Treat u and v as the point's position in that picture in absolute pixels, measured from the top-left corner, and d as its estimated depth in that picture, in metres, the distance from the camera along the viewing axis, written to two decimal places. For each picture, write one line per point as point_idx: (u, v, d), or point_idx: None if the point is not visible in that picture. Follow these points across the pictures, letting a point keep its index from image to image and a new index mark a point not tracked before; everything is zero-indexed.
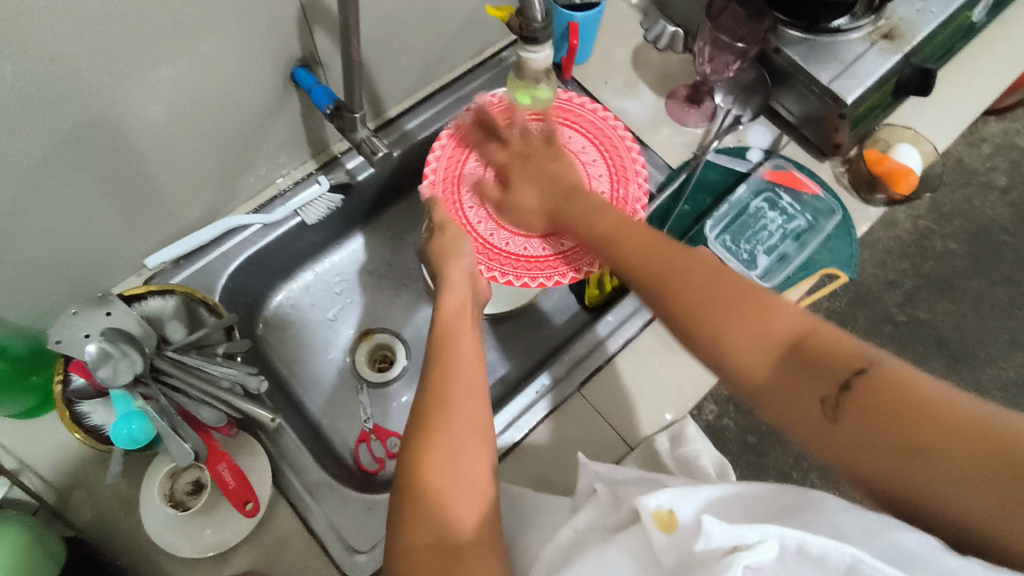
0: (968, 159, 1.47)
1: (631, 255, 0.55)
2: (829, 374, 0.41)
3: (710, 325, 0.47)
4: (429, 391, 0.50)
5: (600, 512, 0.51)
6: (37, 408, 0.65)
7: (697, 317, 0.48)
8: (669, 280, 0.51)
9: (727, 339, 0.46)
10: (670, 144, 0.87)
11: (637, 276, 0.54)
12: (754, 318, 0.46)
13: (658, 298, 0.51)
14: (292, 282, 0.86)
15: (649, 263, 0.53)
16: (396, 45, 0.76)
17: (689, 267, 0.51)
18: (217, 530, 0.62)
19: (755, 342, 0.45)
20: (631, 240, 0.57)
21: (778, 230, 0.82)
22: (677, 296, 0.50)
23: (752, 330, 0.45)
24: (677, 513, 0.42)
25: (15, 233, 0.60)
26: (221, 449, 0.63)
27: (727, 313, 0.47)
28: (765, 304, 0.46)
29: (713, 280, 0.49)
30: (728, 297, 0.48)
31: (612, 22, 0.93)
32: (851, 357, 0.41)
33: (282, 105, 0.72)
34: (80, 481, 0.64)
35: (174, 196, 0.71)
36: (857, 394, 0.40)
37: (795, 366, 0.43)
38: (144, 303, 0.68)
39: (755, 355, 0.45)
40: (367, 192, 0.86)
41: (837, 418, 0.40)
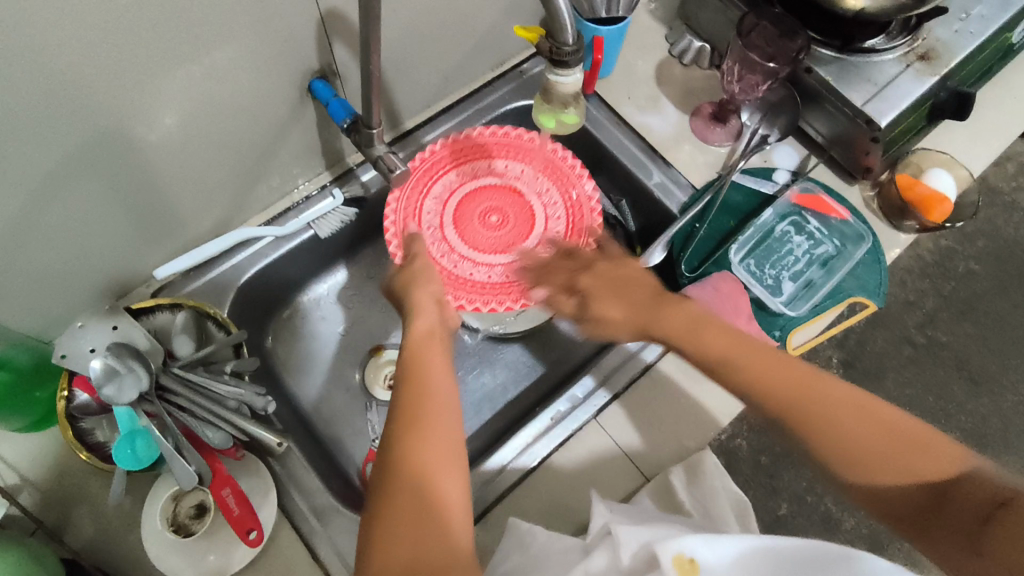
0: (993, 178, 1.43)
1: (753, 391, 0.55)
2: (974, 502, 0.47)
3: (883, 472, 0.50)
4: (406, 409, 0.49)
5: (612, 555, 0.50)
6: (40, 423, 0.64)
7: (857, 474, 0.51)
8: (830, 436, 0.51)
9: (875, 475, 0.50)
10: (693, 163, 0.85)
11: (787, 402, 0.53)
12: (907, 451, 0.50)
13: (837, 447, 0.51)
14: (302, 294, 0.85)
15: (789, 392, 0.53)
16: (415, 57, 0.74)
17: (819, 395, 0.53)
18: (220, 554, 0.60)
19: (900, 473, 0.50)
20: (766, 368, 0.55)
21: (804, 255, 0.80)
22: (843, 450, 0.51)
23: (905, 468, 0.50)
24: (696, 560, 0.44)
25: (22, 245, 0.59)
26: (226, 473, 0.61)
27: (890, 454, 0.50)
28: (885, 420, 0.51)
29: (862, 431, 0.51)
30: (868, 419, 0.51)
31: (635, 36, 0.91)
32: (999, 489, 0.47)
33: (298, 116, 0.70)
34: (81, 500, 0.63)
35: (184, 208, 0.70)
36: (1001, 525, 0.45)
37: (932, 503, 0.49)
38: (152, 317, 0.67)
39: (896, 483, 0.50)
40: (382, 205, 0.84)
41: (983, 552, 0.46)
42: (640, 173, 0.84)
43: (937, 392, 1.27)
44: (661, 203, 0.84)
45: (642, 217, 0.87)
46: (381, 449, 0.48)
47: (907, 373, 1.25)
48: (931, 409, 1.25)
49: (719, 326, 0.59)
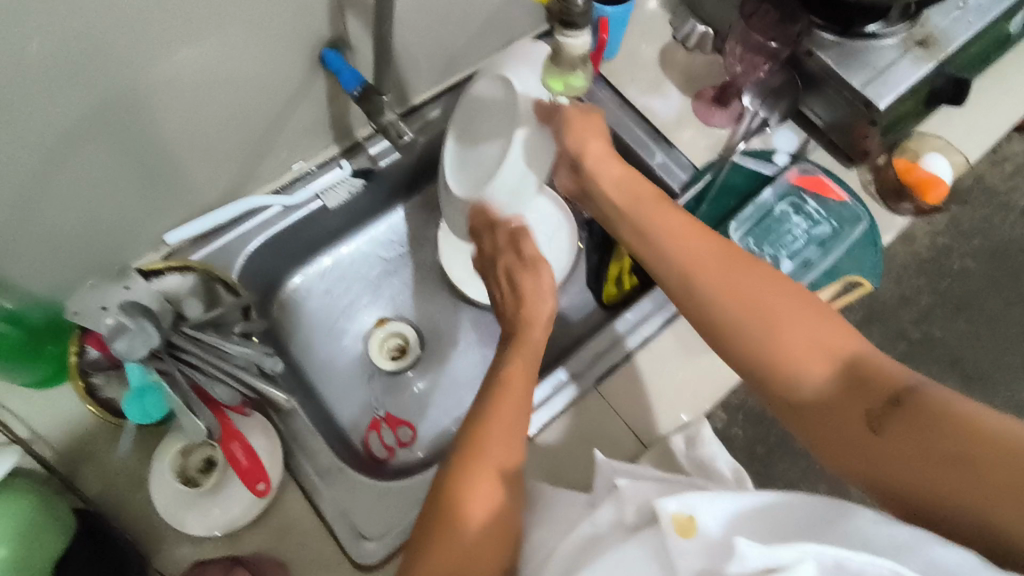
0: (990, 178, 1.45)
1: (678, 252, 0.54)
2: (879, 390, 0.45)
3: (772, 341, 0.48)
4: (483, 431, 0.49)
5: (618, 510, 0.50)
6: (50, 378, 0.65)
7: (768, 345, 0.48)
8: (739, 307, 0.50)
9: (786, 357, 0.48)
10: (695, 145, 0.86)
11: (696, 270, 0.53)
12: (814, 330, 0.48)
13: (737, 331, 0.50)
14: (308, 266, 0.86)
15: (715, 271, 0.52)
16: (425, 33, 0.76)
17: (748, 272, 0.51)
18: (225, 509, 0.61)
19: (813, 353, 0.47)
20: (697, 238, 0.54)
21: (802, 236, 0.81)
22: (750, 318, 0.49)
23: (819, 348, 0.47)
24: (695, 520, 0.42)
25: (39, 202, 0.60)
26: (236, 428, 0.63)
27: (795, 334, 0.48)
28: (807, 311, 0.48)
29: (776, 305, 0.49)
30: (801, 303, 0.49)
31: (640, 21, 0.92)
32: (899, 377, 0.45)
33: (309, 87, 0.72)
34: (90, 454, 0.64)
35: (196, 175, 0.71)
36: (904, 412, 0.43)
37: (845, 388, 0.46)
38: (162, 279, 0.68)
39: (812, 367, 0.47)
40: (388, 180, 0.85)
41: (880, 431, 0.43)
42: (642, 153, 0.86)
43: None
44: (663, 183, 0.85)
45: None
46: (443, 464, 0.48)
47: None
48: None
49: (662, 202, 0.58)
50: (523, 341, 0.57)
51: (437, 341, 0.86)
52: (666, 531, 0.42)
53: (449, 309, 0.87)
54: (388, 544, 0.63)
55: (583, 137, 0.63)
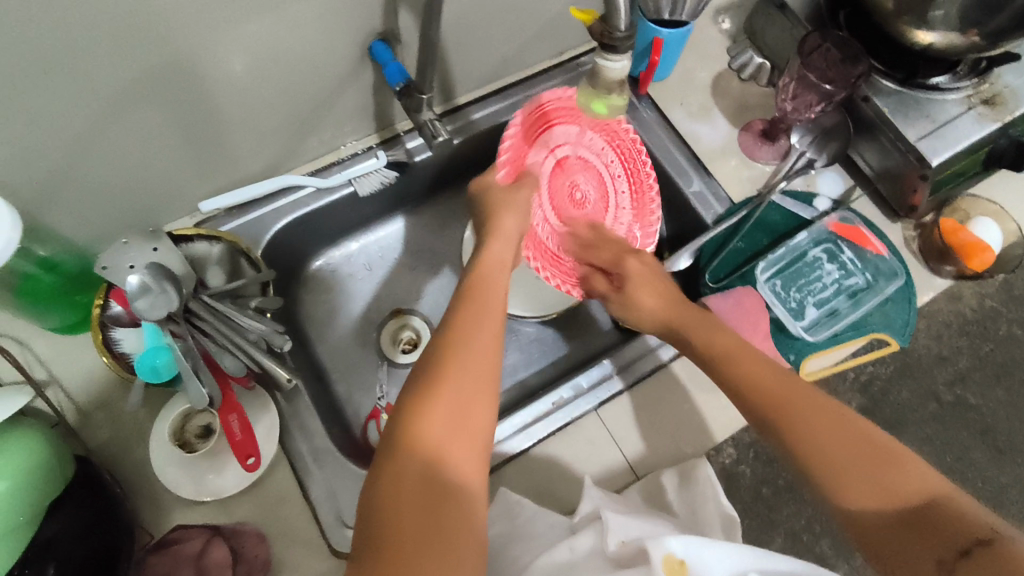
0: None
1: (758, 397, 0.55)
2: (959, 538, 0.42)
3: (830, 471, 0.49)
4: (402, 468, 0.43)
5: (598, 539, 0.52)
6: (76, 326, 0.68)
7: (823, 478, 0.49)
8: (796, 435, 0.51)
9: (847, 490, 0.48)
10: (736, 176, 0.84)
11: (757, 404, 0.55)
12: (882, 466, 0.47)
13: (819, 455, 0.49)
14: (335, 249, 0.87)
15: (771, 393, 0.55)
16: (477, 34, 0.76)
17: (797, 412, 0.52)
18: (218, 476, 0.63)
19: (875, 487, 0.47)
20: (754, 371, 0.57)
21: (832, 284, 0.79)
22: (807, 449, 0.50)
23: (879, 484, 0.47)
24: (687, 564, 0.46)
25: (83, 160, 0.62)
26: (235, 401, 0.64)
27: (850, 467, 0.48)
28: (855, 439, 0.49)
29: (830, 448, 0.49)
30: (843, 430, 0.50)
31: (698, 43, 0.91)
32: (971, 529, 0.42)
33: (357, 75, 0.72)
34: (101, 404, 0.66)
35: (237, 150, 0.73)
36: (977, 564, 0.40)
37: (911, 527, 0.44)
38: (191, 245, 0.70)
39: (869, 499, 0.47)
40: (423, 173, 0.86)
41: None
42: (679, 178, 0.84)
43: None
44: (696, 212, 0.83)
45: (676, 223, 0.87)
46: (371, 479, 0.44)
47: None
48: None
49: (718, 322, 0.64)
50: (462, 338, 0.50)
51: None
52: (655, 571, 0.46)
53: None
54: None
55: (650, 290, 0.71)
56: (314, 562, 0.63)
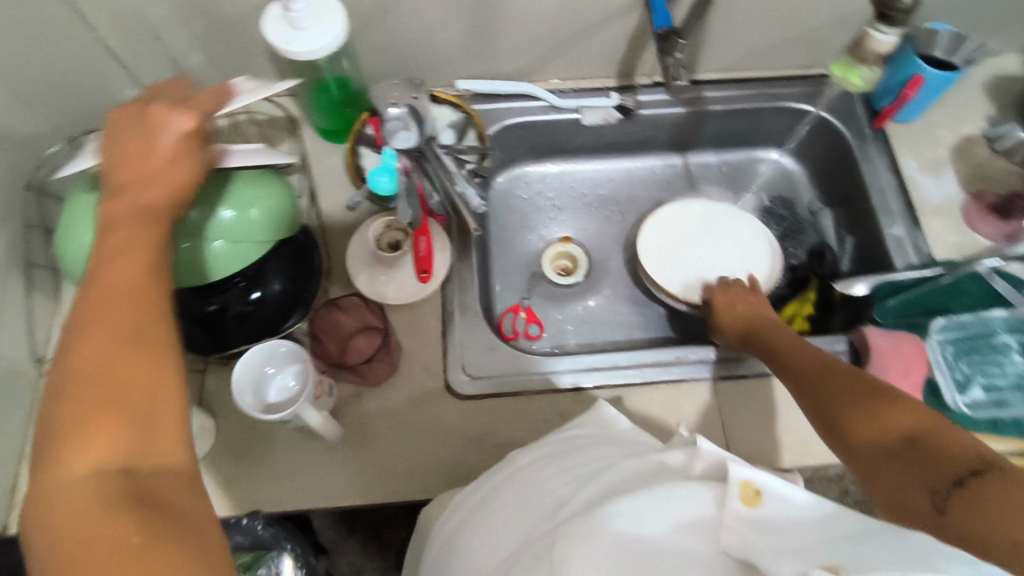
0: None
1: (788, 361, 0.65)
2: (940, 464, 0.44)
3: (842, 411, 0.54)
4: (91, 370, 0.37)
5: (687, 458, 0.52)
6: (333, 135, 0.83)
7: (837, 424, 0.53)
8: (815, 386, 0.59)
9: (861, 427, 0.51)
10: (945, 238, 0.81)
11: (805, 373, 0.61)
12: (880, 412, 0.50)
13: (823, 402, 0.56)
14: (537, 165, 0.97)
15: (811, 368, 0.61)
16: (744, 16, 0.81)
17: (831, 374, 0.59)
18: (390, 283, 0.75)
19: (874, 422, 0.50)
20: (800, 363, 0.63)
21: (1013, 374, 0.73)
22: (823, 394, 0.57)
23: (876, 420, 0.50)
24: (762, 493, 0.44)
25: (396, 9, 0.76)
26: (427, 228, 0.75)
27: (853, 407, 0.53)
28: (858, 387, 0.55)
29: (849, 399, 0.54)
30: (854, 389, 0.55)
31: (957, 101, 0.88)
32: (964, 458, 0.43)
33: (624, 17, 0.80)
34: (327, 199, 0.81)
35: (502, 46, 0.84)
36: (965, 484, 0.41)
37: (904, 459, 0.46)
38: (439, 107, 0.83)
39: (876, 437, 0.49)
40: (640, 128, 0.92)
41: (940, 508, 0.41)
42: (884, 217, 0.82)
43: None
44: (889, 254, 0.81)
45: (862, 260, 0.85)
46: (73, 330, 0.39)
47: None
48: None
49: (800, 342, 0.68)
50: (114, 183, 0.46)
51: (602, 279, 0.92)
52: (730, 494, 0.44)
53: (627, 261, 0.93)
54: (478, 386, 0.73)
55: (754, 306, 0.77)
56: (429, 385, 0.73)
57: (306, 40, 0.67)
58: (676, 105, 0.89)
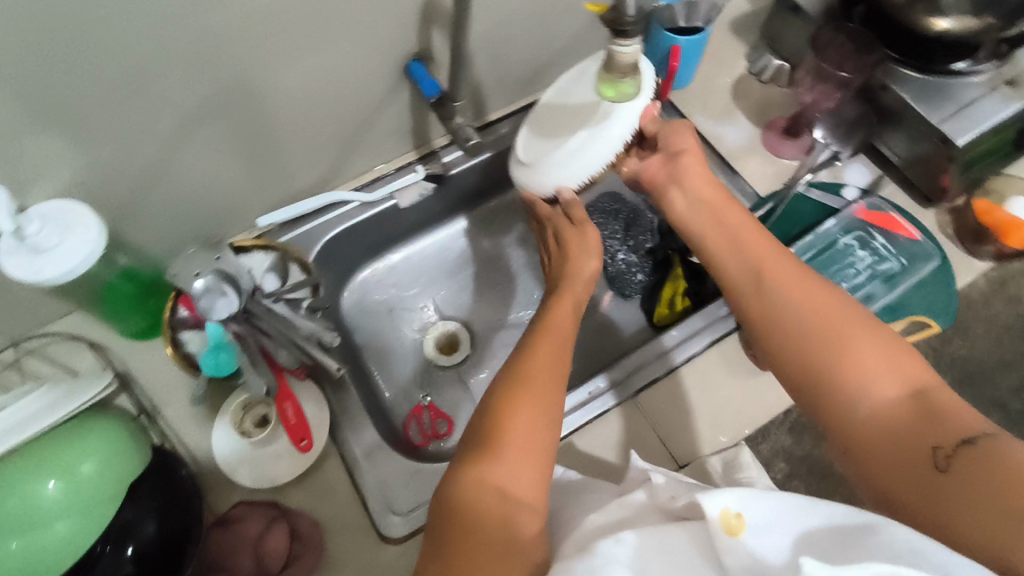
0: None
1: (758, 262, 0.55)
2: (944, 430, 0.43)
3: (833, 344, 0.48)
4: None
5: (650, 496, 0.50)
6: (148, 331, 0.74)
7: (839, 355, 0.48)
8: (795, 305, 0.51)
9: (859, 368, 0.47)
10: (762, 173, 0.86)
11: (777, 279, 0.53)
12: (894, 359, 0.47)
13: (801, 333, 0.50)
14: (379, 261, 0.92)
15: (790, 275, 0.53)
16: (504, 52, 0.82)
17: (816, 289, 0.52)
18: (278, 463, 0.67)
19: (883, 368, 0.46)
20: (773, 266, 0.54)
21: (865, 270, 0.78)
22: (809, 318, 0.50)
23: (887, 364, 0.47)
24: (744, 519, 0.39)
25: (157, 177, 0.69)
26: (290, 390, 0.69)
27: (847, 340, 0.48)
28: (851, 316, 0.49)
29: (863, 336, 0.48)
30: (850, 317, 0.49)
31: (717, 51, 0.94)
32: (973, 424, 0.43)
33: (394, 94, 0.78)
34: (171, 401, 0.72)
35: (287, 166, 0.79)
36: (967, 458, 0.41)
37: (916, 416, 0.44)
38: (248, 255, 0.75)
39: (881, 383, 0.46)
40: (460, 187, 0.90)
41: (946, 470, 0.41)
42: None
43: None
44: None
45: None
46: None
47: None
48: None
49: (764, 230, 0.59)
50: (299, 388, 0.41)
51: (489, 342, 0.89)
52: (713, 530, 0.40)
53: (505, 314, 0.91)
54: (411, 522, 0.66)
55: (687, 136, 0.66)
56: (363, 546, 0.66)
57: (62, 257, 0.58)
58: (481, 152, 0.87)
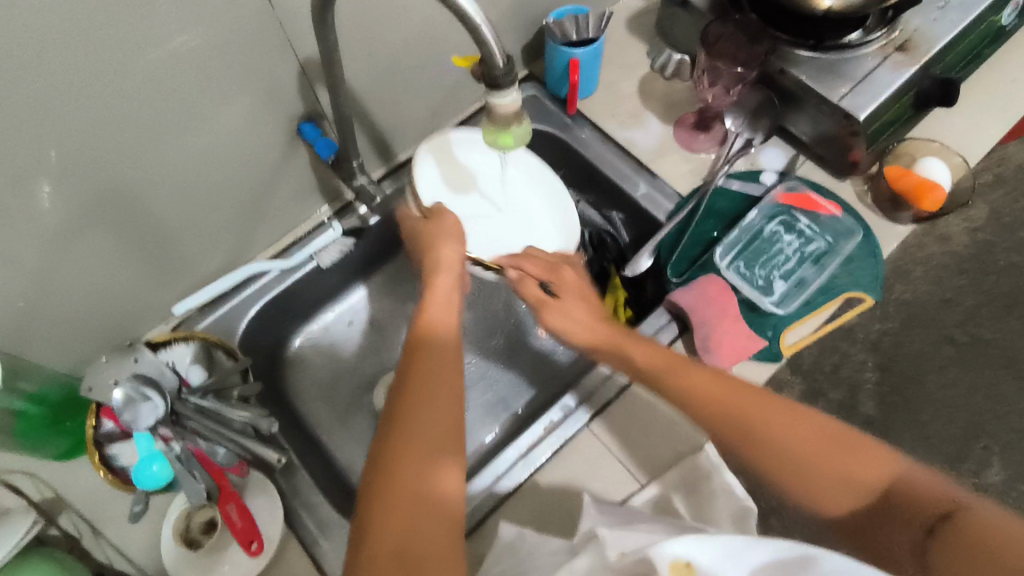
0: (1011, 176, 1.43)
1: (692, 399, 0.58)
2: (915, 519, 0.48)
3: (801, 468, 0.52)
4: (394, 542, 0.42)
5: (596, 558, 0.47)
6: (73, 451, 0.70)
7: (809, 484, 0.52)
8: (756, 438, 0.54)
9: (824, 484, 0.52)
10: (679, 171, 0.86)
11: (718, 406, 0.57)
12: (846, 463, 0.51)
13: (773, 460, 0.53)
14: (312, 323, 0.90)
15: (729, 399, 0.57)
16: (399, 94, 0.79)
17: (761, 412, 0.55)
18: (233, 566, 0.64)
19: (845, 479, 0.51)
20: (712, 398, 0.58)
21: (795, 253, 0.79)
22: (767, 453, 0.53)
23: (847, 476, 0.51)
24: (694, 565, 0.41)
25: (46, 293, 0.64)
26: (231, 489, 0.65)
27: (816, 459, 0.52)
28: (800, 429, 0.53)
29: (818, 452, 0.52)
30: (800, 426, 0.53)
31: (617, 54, 0.94)
32: (940, 500, 0.48)
33: (292, 156, 0.75)
34: (110, 519, 0.68)
35: (193, 247, 0.75)
36: (943, 539, 0.46)
37: (879, 509, 0.50)
38: (168, 350, 0.72)
39: (845, 497, 0.51)
40: (380, 234, 0.88)
41: (929, 562, 0.46)
42: (625, 185, 0.86)
43: (986, 392, 1.26)
44: (648, 214, 0.85)
45: (633, 228, 0.88)
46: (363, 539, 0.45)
47: (949, 375, 1.25)
48: (975, 409, 1.24)
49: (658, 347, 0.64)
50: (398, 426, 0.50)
51: None
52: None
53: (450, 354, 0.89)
54: None
55: (547, 271, 0.73)
56: None
57: None
58: (396, 197, 0.85)
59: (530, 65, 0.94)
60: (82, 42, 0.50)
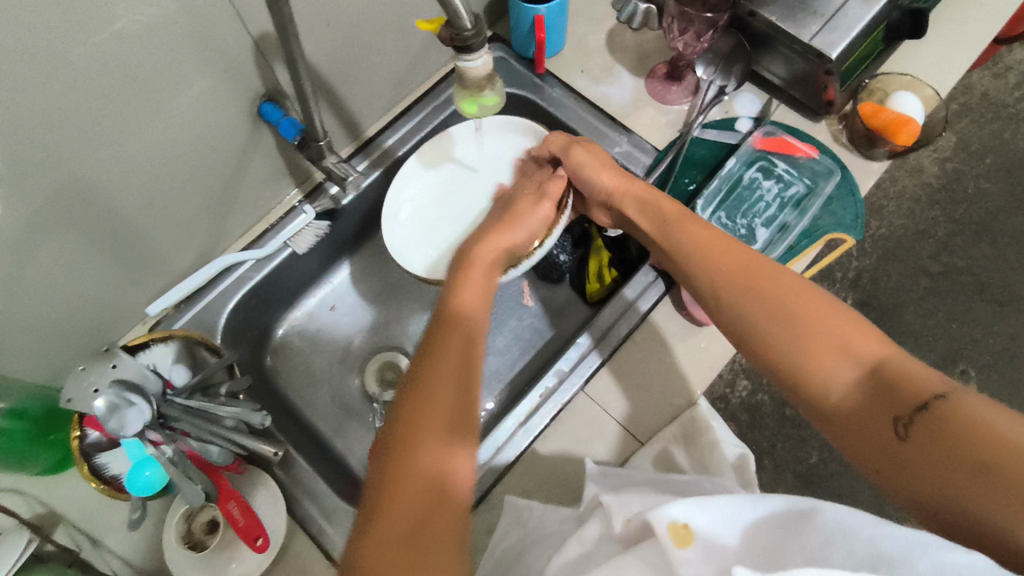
0: (977, 103, 1.44)
1: (697, 259, 0.56)
2: (903, 398, 0.43)
3: (789, 329, 0.49)
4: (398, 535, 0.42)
5: (605, 524, 0.49)
6: (61, 463, 0.67)
7: (796, 345, 0.48)
8: (754, 297, 0.51)
9: (810, 348, 0.48)
10: (654, 125, 0.84)
11: (723, 267, 0.54)
12: (845, 337, 0.47)
13: (763, 319, 0.50)
14: (295, 310, 0.89)
15: (734, 264, 0.54)
16: (361, 66, 0.76)
17: (769, 277, 0.52)
18: (242, 562, 0.63)
19: (836, 350, 0.47)
20: (722, 257, 0.55)
21: (774, 200, 0.79)
22: (760, 309, 0.50)
23: (841, 347, 0.47)
24: (693, 527, 0.40)
25: (13, 305, 0.61)
26: (230, 488, 0.64)
27: (812, 323, 0.48)
28: (805, 300, 0.49)
29: (821, 324, 0.48)
30: (804, 295, 0.50)
31: (582, 6, 0.91)
32: (932, 385, 0.43)
33: (255, 140, 0.72)
34: (110, 527, 0.67)
35: (163, 242, 0.72)
36: (927, 419, 0.41)
37: (872, 390, 0.45)
38: (147, 352, 0.68)
39: (833, 367, 0.46)
40: (355, 213, 0.85)
41: (905, 439, 0.42)
42: (604, 143, 0.84)
43: (961, 319, 1.29)
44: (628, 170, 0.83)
45: None
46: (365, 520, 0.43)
47: (926, 304, 1.28)
48: (953, 336, 1.27)
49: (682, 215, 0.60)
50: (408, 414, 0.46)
51: None
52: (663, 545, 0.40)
53: None
54: None
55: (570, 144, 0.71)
56: None
57: None
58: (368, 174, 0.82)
59: (494, 25, 0.91)
60: (16, 34, 0.47)
